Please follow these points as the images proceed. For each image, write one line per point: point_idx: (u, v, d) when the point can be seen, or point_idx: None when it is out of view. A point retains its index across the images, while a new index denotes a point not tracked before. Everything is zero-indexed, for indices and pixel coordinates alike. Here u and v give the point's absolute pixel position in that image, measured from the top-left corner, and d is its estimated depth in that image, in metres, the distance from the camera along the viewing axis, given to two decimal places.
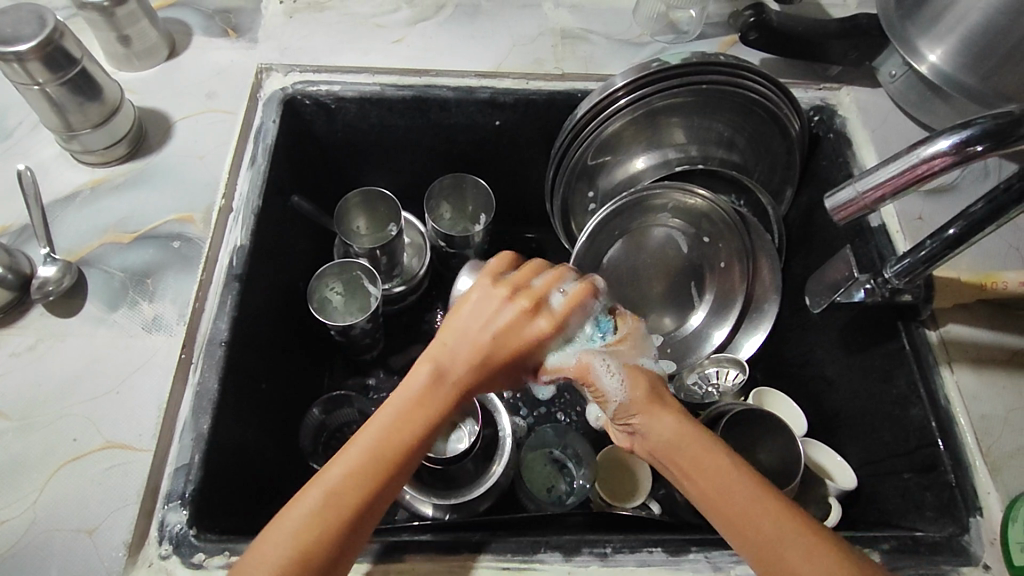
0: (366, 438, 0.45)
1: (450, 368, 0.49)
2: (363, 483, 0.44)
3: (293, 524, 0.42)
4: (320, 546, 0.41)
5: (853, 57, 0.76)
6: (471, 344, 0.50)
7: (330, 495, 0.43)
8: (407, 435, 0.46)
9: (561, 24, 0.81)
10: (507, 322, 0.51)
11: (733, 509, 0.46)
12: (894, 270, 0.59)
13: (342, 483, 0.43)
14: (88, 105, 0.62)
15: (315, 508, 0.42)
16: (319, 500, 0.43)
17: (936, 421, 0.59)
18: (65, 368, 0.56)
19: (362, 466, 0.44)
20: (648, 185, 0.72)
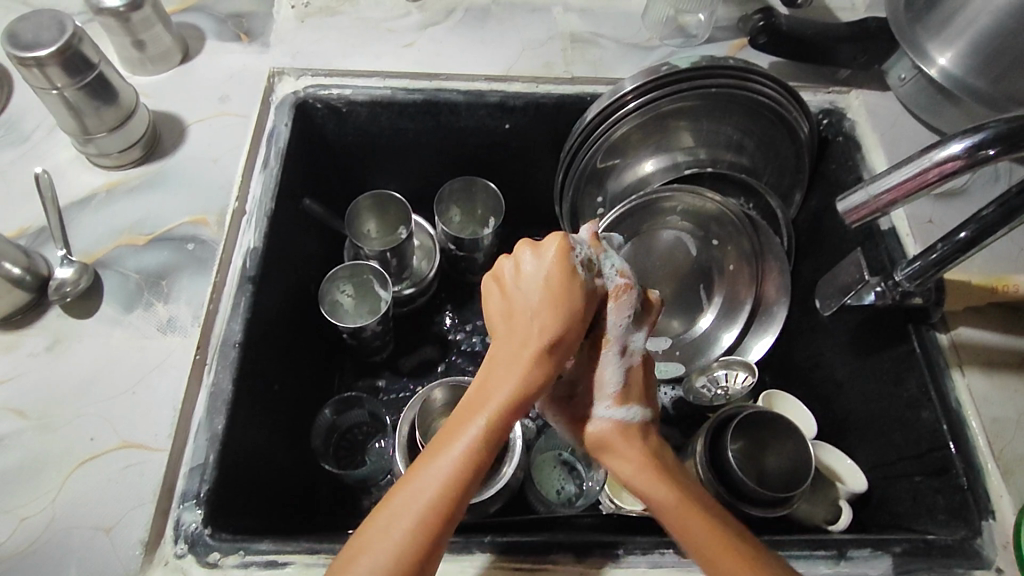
0: (453, 438, 0.44)
1: (516, 350, 0.47)
2: (450, 481, 0.42)
3: (396, 538, 0.40)
4: (422, 546, 0.41)
5: (862, 60, 0.76)
6: (522, 331, 0.47)
7: (421, 500, 0.42)
8: (484, 421, 0.44)
9: (570, 28, 0.81)
10: (568, 294, 0.47)
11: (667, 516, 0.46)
12: (904, 273, 0.60)
13: (435, 482, 0.42)
14: (104, 109, 0.63)
15: (411, 517, 0.41)
16: (420, 502, 0.42)
17: (948, 424, 0.59)
18: (81, 368, 0.57)
19: (455, 458, 0.43)
20: (656, 188, 0.73)
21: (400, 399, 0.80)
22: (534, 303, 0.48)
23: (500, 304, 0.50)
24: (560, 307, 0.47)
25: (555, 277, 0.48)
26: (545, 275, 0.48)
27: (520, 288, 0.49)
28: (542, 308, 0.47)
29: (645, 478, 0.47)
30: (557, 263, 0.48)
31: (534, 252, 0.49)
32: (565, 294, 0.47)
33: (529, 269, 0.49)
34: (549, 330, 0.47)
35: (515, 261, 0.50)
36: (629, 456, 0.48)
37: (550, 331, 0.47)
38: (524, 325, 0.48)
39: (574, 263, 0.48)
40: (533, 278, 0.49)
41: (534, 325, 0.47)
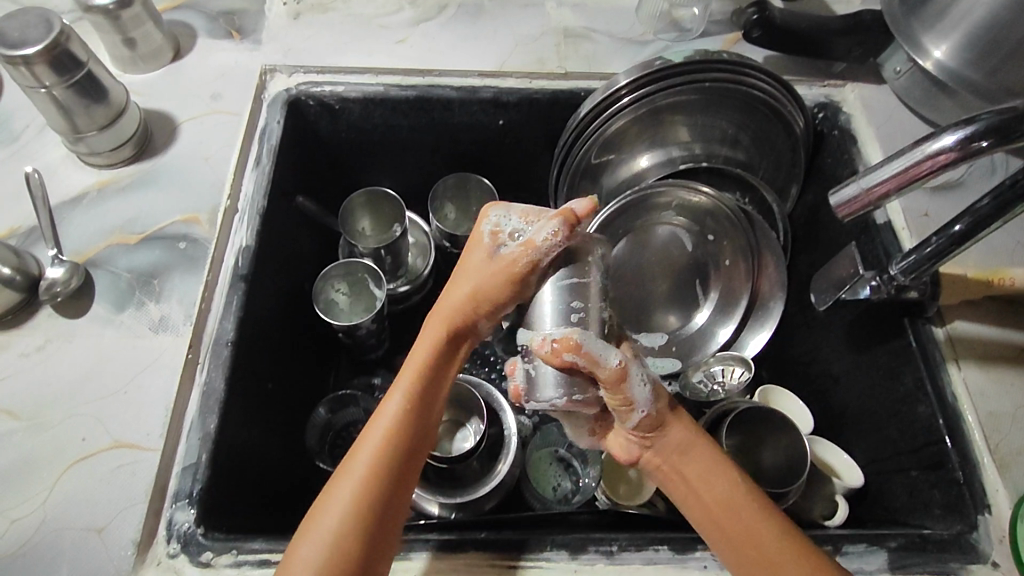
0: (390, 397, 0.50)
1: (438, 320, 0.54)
2: (390, 433, 0.48)
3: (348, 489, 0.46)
4: (371, 492, 0.46)
5: (857, 53, 0.76)
6: (449, 310, 0.54)
7: (370, 451, 0.47)
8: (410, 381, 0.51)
9: (564, 23, 0.81)
10: (495, 265, 0.53)
11: (725, 511, 0.48)
12: (899, 267, 0.59)
13: (378, 434, 0.48)
14: (94, 108, 0.62)
15: (360, 468, 0.46)
16: (369, 454, 0.47)
17: (943, 418, 0.58)
18: (73, 369, 0.56)
19: (393, 412, 0.49)
20: (651, 184, 0.72)
21: None
22: (466, 278, 0.54)
23: (450, 277, 0.56)
24: (486, 274, 0.53)
25: (479, 252, 0.54)
26: (475, 251, 0.54)
27: (451, 270, 0.56)
28: (466, 280, 0.54)
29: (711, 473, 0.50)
30: (478, 240, 0.55)
31: (466, 235, 0.56)
32: (485, 261, 0.53)
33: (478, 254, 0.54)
34: (477, 295, 0.53)
35: (451, 248, 0.58)
36: (679, 441, 0.50)
37: (477, 297, 0.53)
38: (451, 299, 0.54)
39: (490, 243, 0.53)
40: (463, 259, 0.55)
41: (460, 297, 0.53)
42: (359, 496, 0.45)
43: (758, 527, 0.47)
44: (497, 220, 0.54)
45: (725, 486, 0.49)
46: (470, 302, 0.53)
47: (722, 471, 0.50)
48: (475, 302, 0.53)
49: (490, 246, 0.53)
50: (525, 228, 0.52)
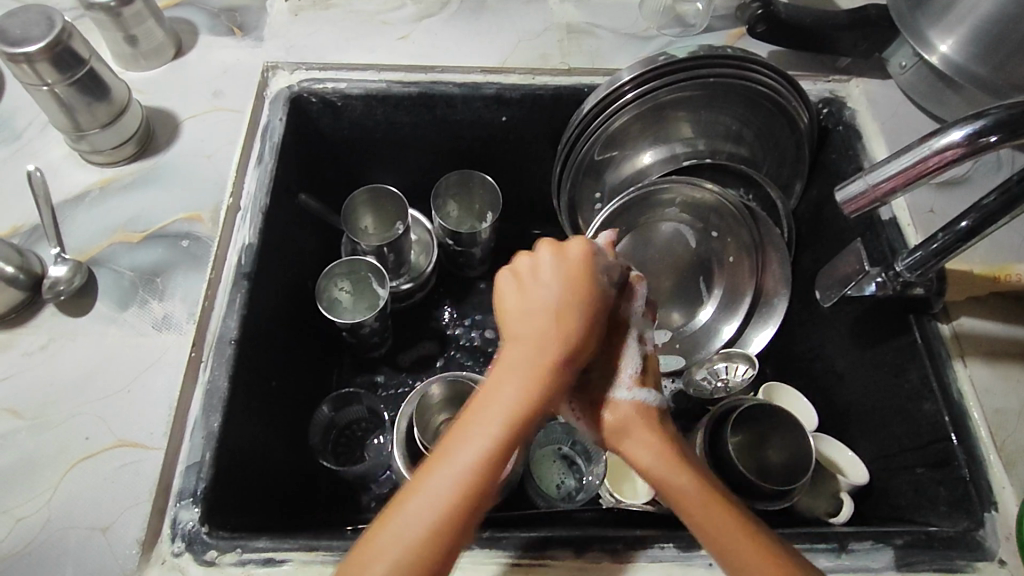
0: (458, 445, 0.39)
1: (540, 350, 0.42)
2: (463, 492, 0.38)
3: (402, 551, 0.36)
4: (437, 559, 0.37)
5: (863, 48, 0.75)
6: (540, 320, 0.43)
7: (428, 515, 0.37)
8: (500, 422, 0.39)
9: (567, 18, 0.80)
10: (588, 289, 0.44)
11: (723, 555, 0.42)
12: (905, 263, 0.59)
13: (445, 493, 0.37)
14: (96, 105, 0.62)
15: (423, 528, 0.37)
16: (431, 514, 0.37)
17: (949, 415, 0.58)
18: (76, 368, 0.56)
19: (468, 466, 0.38)
20: (655, 180, 0.72)
21: (398, 394, 0.80)
22: (546, 291, 0.44)
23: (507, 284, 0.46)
24: (572, 291, 0.44)
25: (572, 278, 0.44)
26: (551, 259, 0.45)
27: (532, 289, 0.44)
28: (559, 303, 0.43)
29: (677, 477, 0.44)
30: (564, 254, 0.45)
31: (558, 245, 0.46)
32: (580, 283, 0.44)
33: (546, 268, 0.45)
34: (570, 324, 0.43)
35: (535, 265, 0.45)
36: (670, 472, 0.44)
37: (583, 326, 0.43)
38: (548, 325, 0.42)
39: (597, 258, 0.46)
40: (542, 273, 0.44)
41: (555, 326, 0.42)
42: (422, 557, 0.37)
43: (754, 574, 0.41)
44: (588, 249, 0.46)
45: (724, 522, 0.42)
46: (575, 327, 0.43)
47: (717, 510, 0.43)
48: (571, 320, 0.43)
49: (567, 252, 0.45)
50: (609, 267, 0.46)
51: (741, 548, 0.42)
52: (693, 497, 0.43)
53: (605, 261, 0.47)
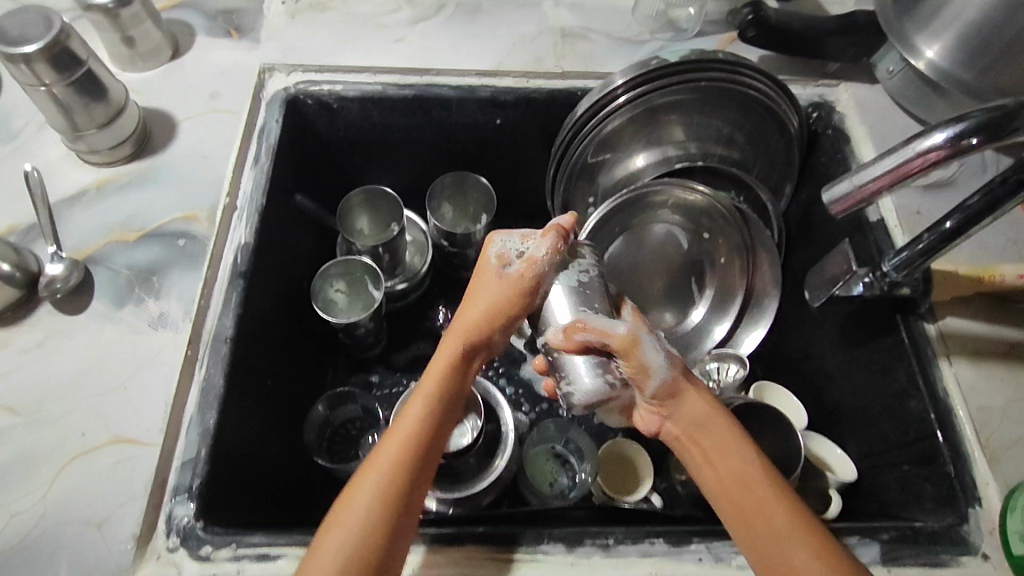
0: (386, 445, 0.47)
1: (456, 336, 0.51)
2: (390, 476, 0.45)
3: (341, 535, 0.43)
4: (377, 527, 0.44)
5: (851, 53, 0.76)
6: (473, 315, 0.51)
7: (371, 473, 0.45)
8: (412, 424, 0.47)
9: (560, 23, 0.81)
10: (505, 283, 0.51)
11: (731, 492, 0.47)
12: (892, 263, 0.60)
13: (378, 478, 0.45)
14: (94, 106, 0.63)
15: (372, 482, 0.45)
16: (365, 498, 0.44)
17: (935, 413, 0.59)
18: (72, 365, 0.57)
19: (396, 450, 0.46)
20: (647, 182, 0.73)
21: (393, 393, 0.80)
22: (479, 293, 0.52)
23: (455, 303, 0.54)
24: (488, 292, 0.51)
25: (488, 275, 0.52)
26: (482, 272, 0.53)
27: (466, 289, 0.53)
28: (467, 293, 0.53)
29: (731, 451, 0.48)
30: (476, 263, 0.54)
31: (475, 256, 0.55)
32: (495, 282, 0.52)
33: (482, 273, 0.53)
34: (495, 311, 0.51)
35: (467, 266, 0.54)
36: (698, 412, 0.50)
37: (500, 304, 0.51)
38: (465, 320, 0.51)
39: (501, 256, 0.52)
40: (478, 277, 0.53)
41: (472, 316, 0.51)
42: (361, 534, 0.43)
43: (774, 520, 0.45)
44: (502, 243, 0.53)
45: (741, 461, 0.48)
46: (495, 326, 0.51)
47: (739, 443, 0.49)
48: (484, 315, 0.51)
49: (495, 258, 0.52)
50: (517, 248, 0.52)
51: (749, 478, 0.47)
52: (716, 437, 0.49)
53: (512, 244, 0.53)
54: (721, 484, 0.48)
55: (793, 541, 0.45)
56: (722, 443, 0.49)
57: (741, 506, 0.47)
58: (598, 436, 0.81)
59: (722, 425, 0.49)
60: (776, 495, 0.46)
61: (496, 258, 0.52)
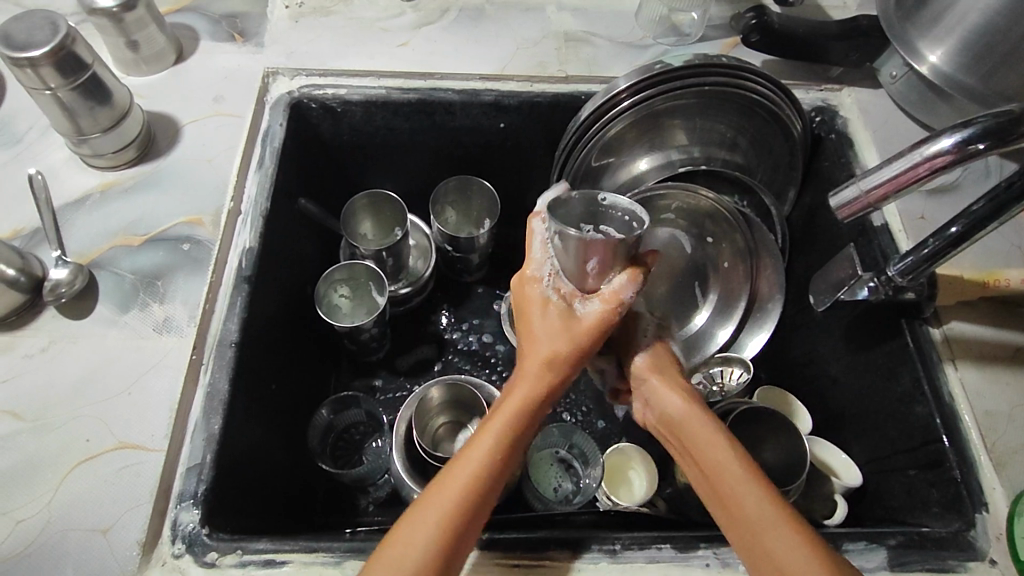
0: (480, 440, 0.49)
1: (529, 375, 0.53)
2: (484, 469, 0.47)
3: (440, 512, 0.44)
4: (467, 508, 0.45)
5: (854, 58, 0.77)
6: (552, 339, 0.53)
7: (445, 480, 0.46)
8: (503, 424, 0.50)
9: (564, 27, 0.82)
10: (570, 325, 0.53)
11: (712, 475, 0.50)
12: (897, 268, 0.60)
13: (469, 467, 0.47)
14: (98, 109, 0.62)
15: (461, 483, 0.46)
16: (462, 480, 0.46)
17: (941, 418, 0.59)
18: (76, 370, 0.56)
19: (484, 449, 0.48)
20: (651, 186, 0.72)
21: (396, 398, 0.80)
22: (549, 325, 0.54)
23: (520, 333, 0.56)
24: (563, 324, 0.53)
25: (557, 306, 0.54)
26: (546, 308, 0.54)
27: (529, 322, 0.55)
28: (527, 336, 0.55)
29: (710, 448, 0.51)
30: (522, 281, 0.56)
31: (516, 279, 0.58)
32: (564, 318, 0.54)
33: (540, 306, 0.54)
34: (559, 353, 0.53)
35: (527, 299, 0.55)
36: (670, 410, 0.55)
37: (556, 355, 0.53)
38: (541, 348, 0.53)
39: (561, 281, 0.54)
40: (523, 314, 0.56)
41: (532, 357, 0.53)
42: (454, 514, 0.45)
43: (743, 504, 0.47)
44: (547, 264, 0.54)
45: (720, 453, 0.50)
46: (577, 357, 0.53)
47: (717, 439, 0.51)
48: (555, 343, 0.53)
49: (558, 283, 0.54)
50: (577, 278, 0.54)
51: (727, 466, 0.49)
52: (693, 427, 0.53)
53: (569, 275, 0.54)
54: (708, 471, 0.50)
55: (770, 526, 0.46)
56: (699, 436, 0.52)
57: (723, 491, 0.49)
58: (603, 441, 0.81)
59: (698, 416, 0.53)
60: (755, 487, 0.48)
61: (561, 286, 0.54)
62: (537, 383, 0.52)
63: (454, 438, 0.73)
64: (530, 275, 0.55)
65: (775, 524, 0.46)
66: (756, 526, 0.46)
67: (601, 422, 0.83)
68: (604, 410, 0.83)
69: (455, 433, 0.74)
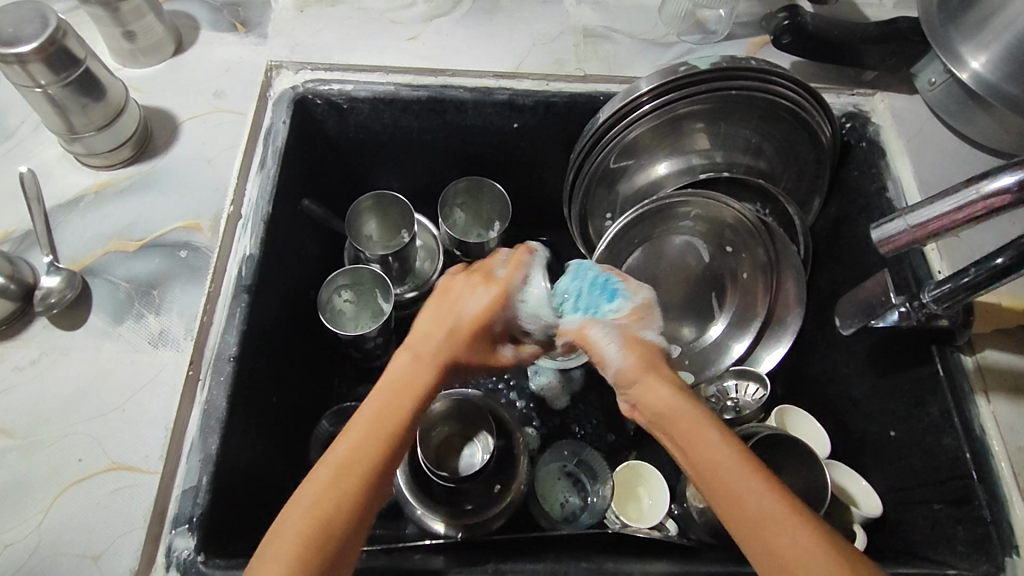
0: (375, 407, 0.47)
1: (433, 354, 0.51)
2: (370, 445, 0.45)
3: (318, 487, 0.43)
4: (351, 483, 0.43)
5: (891, 63, 0.72)
6: (450, 329, 0.53)
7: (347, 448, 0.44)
8: (409, 400, 0.48)
9: (583, 22, 0.77)
10: (475, 323, 0.55)
11: (715, 477, 0.45)
12: (932, 294, 0.56)
13: (362, 432, 0.46)
14: (91, 107, 0.59)
15: (345, 455, 0.44)
16: (346, 447, 0.45)
17: (971, 452, 0.57)
18: (68, 384, 0.54)
19: (375, 412, 0.47)
20: (670, 193, 0.70)
21: None
22: (462, 310, 0.55)
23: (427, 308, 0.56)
24: (474, 316, 0.55)
25: (485, 294, 0.56)
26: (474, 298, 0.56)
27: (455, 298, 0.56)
28: (447, 321, 0.54)
29: (710, 432, 0.47)
30: (485, 282, 0.57)
31: (480, 275, 0.58)
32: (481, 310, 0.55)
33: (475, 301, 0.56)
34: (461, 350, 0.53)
35: (461, 282, 0.57)
36: (655, 400, 0.51)
37: (452, 345, 0.53)
38: (444, 329, 0.53)
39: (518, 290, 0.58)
40: (459, 303, 0.56)
41: (440, 339, 0.52)
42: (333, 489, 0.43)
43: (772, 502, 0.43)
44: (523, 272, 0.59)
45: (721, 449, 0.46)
46: (463, 346, 0.54)
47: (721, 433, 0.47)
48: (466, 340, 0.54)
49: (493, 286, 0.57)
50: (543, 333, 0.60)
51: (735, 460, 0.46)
52: (682, 419, 0.49)
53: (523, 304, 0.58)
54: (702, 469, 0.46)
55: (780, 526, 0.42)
56: (695, 422, 0.48)
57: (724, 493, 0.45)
58: (612, 455, 0.79)
59: (691, 409, 0.49)
60: (756, 467, 0.45)
61: (494, 283, 0.57)
62: (436, 367, 0.51)
63: (458, 451, 0.71)
64: (502, 295, 0.57)
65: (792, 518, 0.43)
66: (769, 527, 0.43)
67: (611, 435, 0.80)
68: (613, 422, 0.81)
69: (455, 446, 0.71)
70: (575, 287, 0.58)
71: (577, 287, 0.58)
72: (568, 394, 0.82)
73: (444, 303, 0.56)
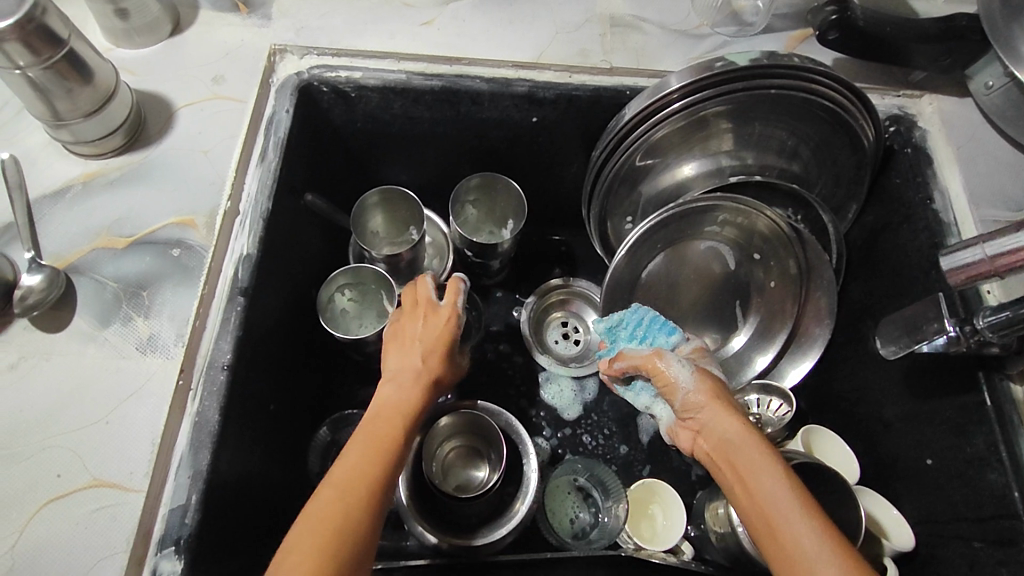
0: (376, 431, 0.48)
1: (404, 387, 0.52)
2: (370, 469, 0.45)
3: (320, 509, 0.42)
4: (345, 506, 0.43)
5: (944, 63, 0.67)
6: (408, 362, 0.53)
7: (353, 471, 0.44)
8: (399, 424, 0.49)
9: (610, 9, 0.72)
10: (428, 346, 0.54)
11: (766, 508, 0.45)
12: (986, 321, 0.52)
13: (363, 455, 0.46)
14: (77, 92, 0.55)
15: (345, 476, 0.44)
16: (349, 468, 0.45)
17: (1020, 491, 0.53)
18: (49, 393, 0.50)
19: (377, 435, 0.48)
20: (697, 197, 0.65)
21: None
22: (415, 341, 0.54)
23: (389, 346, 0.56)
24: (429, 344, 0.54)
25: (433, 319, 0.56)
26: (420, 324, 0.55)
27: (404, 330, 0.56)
28: (409, 355, 0.54)
29: (754, 463, 0.48)
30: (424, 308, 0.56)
31: (423, 307, 0.57)
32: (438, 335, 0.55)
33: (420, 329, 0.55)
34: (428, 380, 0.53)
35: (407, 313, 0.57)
36: (722, 428, 0.51)
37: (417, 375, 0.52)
38: (408, 363, 0.53)
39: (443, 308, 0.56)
40: (408, 331, 0.55)
41: (407, 370, 0.53)
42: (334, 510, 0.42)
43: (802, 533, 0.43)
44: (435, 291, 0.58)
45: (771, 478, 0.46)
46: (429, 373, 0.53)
47: (769, 465, 0.47)
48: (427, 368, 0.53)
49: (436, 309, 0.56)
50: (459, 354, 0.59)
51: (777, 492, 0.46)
52: (743, 453, 0.49)
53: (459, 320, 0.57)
54: (755, 506, 0.46)
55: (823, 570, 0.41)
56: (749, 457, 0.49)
57: (772, 532, 0.44)
58: (625, 469, 0.75)
59: (754, 443, 0.49)
60: (787, 499, 0.45)
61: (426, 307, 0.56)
62: (412, 397, 0.51)
63: (465, 465, 0.69)
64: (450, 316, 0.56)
65: (829, 552, 0.42)
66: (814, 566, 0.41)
67: (624, 447, 0.76)
68: (628, 434, 0.76)
69: (467, 456, 0.69)
70: (634, 320, 0.64)
71: (636, 320, 0.64)
72: (580, 403, 0.78)
73: (398, 335, 0.56)
